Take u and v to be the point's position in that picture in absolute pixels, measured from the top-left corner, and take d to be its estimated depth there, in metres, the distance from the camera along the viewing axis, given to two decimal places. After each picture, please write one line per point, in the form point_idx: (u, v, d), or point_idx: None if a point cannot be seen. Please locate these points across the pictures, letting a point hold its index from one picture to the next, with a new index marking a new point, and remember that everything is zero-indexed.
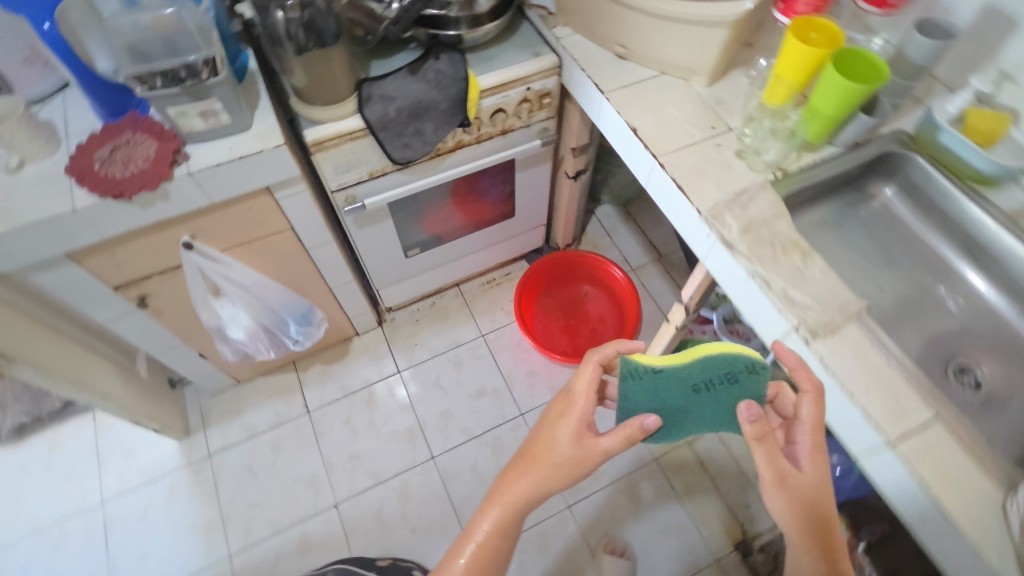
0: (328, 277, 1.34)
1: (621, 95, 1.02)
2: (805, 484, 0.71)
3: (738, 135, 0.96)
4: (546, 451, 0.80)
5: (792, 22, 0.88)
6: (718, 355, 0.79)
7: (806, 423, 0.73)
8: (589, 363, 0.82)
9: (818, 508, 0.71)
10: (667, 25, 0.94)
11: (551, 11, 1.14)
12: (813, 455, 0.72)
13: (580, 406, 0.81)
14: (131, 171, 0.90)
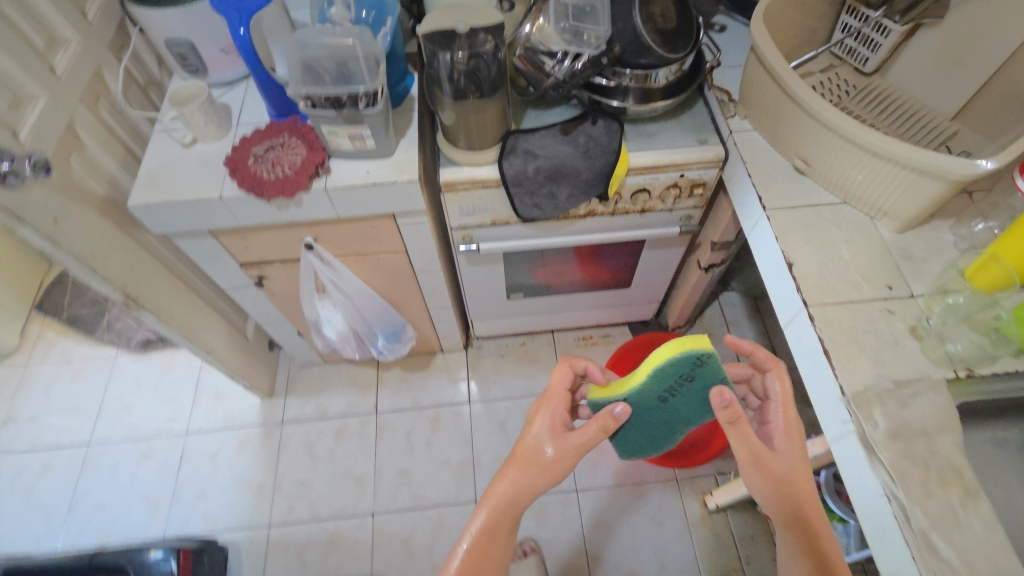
0: (429, 299, 1.34)
1: (787, 218, 0.88)
2: (781, 453, 0.82)
3: (918, 306, 0.79)
4: (527, 448, 0.88)
5: None
6: (662, 364, 0.78)
7: (775, 403, 0.85)
8: (560, 369, 0.90)
9: (797, 481, 0.80)
10: (866, 158, 0.81)
11: (733, 97, 1.02)
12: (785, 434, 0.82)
13: (556, 404, 0.89)
14: (276, 175, 0.94)
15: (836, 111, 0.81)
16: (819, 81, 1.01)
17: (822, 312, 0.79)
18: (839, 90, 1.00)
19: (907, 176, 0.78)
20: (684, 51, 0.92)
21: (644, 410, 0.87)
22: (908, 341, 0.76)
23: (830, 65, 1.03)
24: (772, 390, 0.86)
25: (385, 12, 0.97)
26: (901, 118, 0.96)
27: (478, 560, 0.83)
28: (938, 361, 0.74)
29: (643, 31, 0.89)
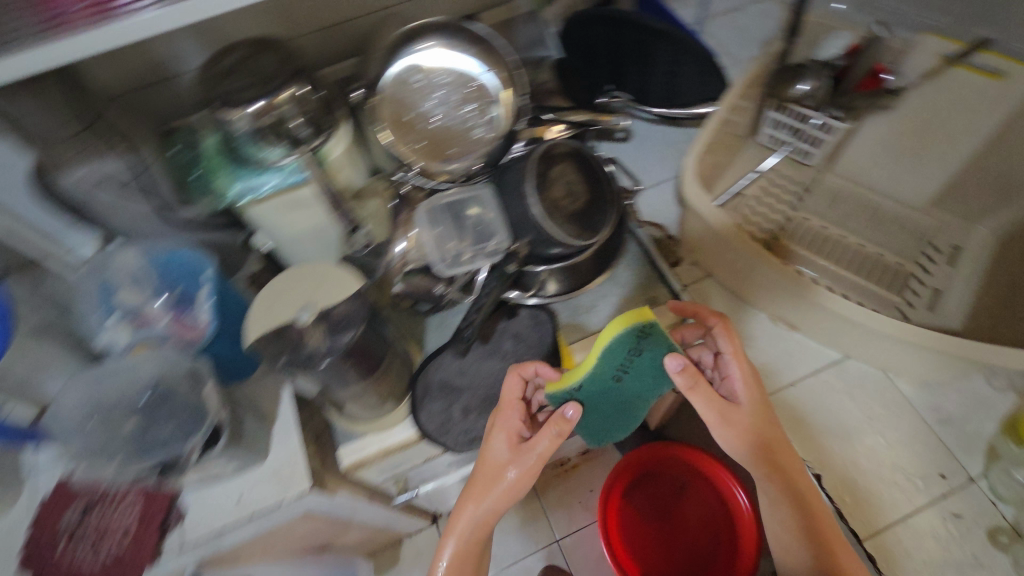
0: (374, 531, 1.07)
1: (790, 404, 0.71)
2: (745, 418, 0.63)
3: (988, 494, 0.65)
4: (488, 476, 0.67)
5: None
6: (611, 340, 0.60)
7: (732, 357, 0.64)
8: (513, 377, 0.68)
9: (772, 440, 0.63)
10: (874, 335, 0.64)
11: (670, 234, 0.85)
12: (747, 384, 0.65)
13: (512, 418, 0.68)
14: (102, 561, 0.62)
15: (830, 294, 0.64)
16: (759, 192, 0.82)
17: (890, 540, 0.64)
18: (784, 195, 0.82)
19: (932, 356, 0.63)
20: (606, 225, 0.70)
21: (597, 401, 0.66)
22: (996, 553, 0.63)
23: (765, 166, 0.83)
24: (722, 346, 0.65)
25: (198, 275, 0.67)
26: (866, 221, 0.80)
27: None
28: None
29: (547, 228, 0.66)
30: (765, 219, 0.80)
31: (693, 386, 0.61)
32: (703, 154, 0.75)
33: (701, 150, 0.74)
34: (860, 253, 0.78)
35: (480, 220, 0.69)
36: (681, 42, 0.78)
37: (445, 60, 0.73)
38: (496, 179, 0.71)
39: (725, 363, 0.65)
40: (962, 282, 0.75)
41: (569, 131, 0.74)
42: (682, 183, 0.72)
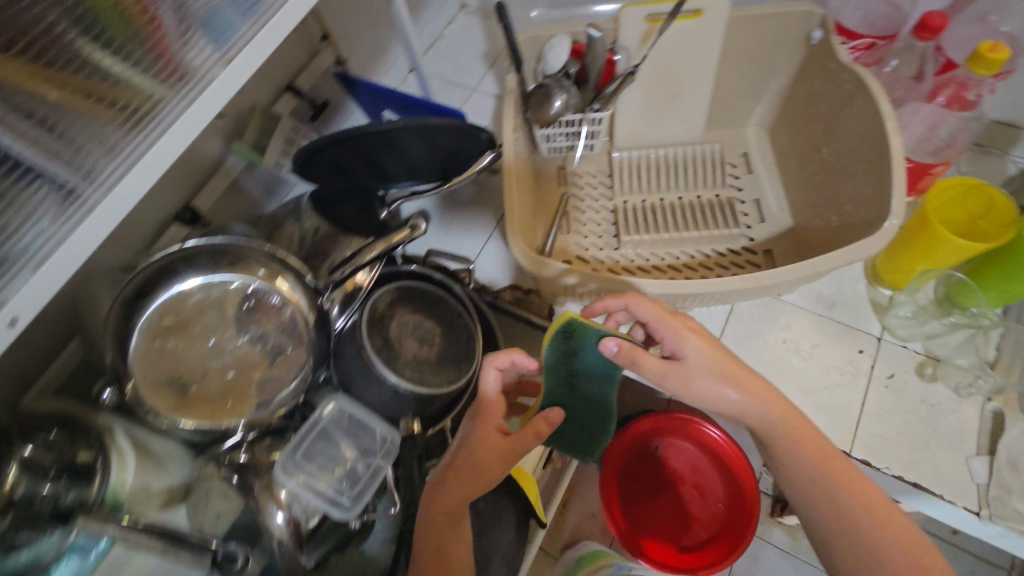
0: None
1: None
2: (692, 372, 0.52)
3: (900, 343, 0.70)
4: (465, 471, 0.51)
5: (946, 187, 0.62)
6: (551, 354, 0.58)
7: (662, 315, 0.54)
8: (489, 371, 0.53)
9: (727, 381, 0.52)
10: (761, 288, 0.62)
11: (527, 286, 0.78)
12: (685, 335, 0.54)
13: (492, 415, 0.53)
14: None
15: (709, 282, 0.60)
16: (573, 201, 0.82)
17: (866, 445, 0.66)
18: (594, 192, 0.82)
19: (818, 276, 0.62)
20: (473, 325, 0.64)
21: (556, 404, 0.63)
22: (934, 388, 0.67)
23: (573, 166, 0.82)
24: (646, 314, 0.55)
25: None
26: (669, 173, 0.82)
27: None
28: (975, 388, 0.66)
29: (426, 390, 0.58)
30: (593, 223, 0.80)
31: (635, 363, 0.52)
32: (512, 202, 0.69)
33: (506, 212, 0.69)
34: (684, 204, 0.80)
35: (354, 423, 0.58)
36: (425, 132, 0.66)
37: (194, 284, 0.52)
38: (338, 367, 0.59)
39: (658, 329, 0.55)
40: (768, 180, 0.80)
41: (377, 266, 0.61)
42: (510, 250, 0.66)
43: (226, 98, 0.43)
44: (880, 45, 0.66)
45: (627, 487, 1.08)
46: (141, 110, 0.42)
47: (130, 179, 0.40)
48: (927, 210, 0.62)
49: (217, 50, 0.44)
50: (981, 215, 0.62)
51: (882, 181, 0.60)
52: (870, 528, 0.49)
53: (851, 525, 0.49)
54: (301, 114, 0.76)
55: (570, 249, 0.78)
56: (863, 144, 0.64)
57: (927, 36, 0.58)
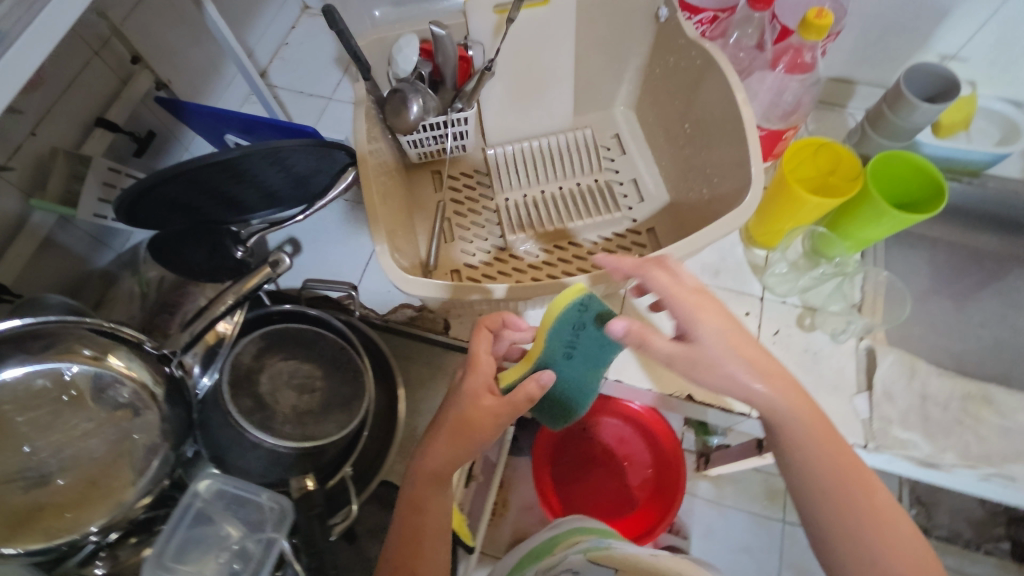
0: None
1: (629, 364, 0.69)
2: (708, 362, 0.46)
3: (778, 299, 0.72)
4: (448, 432, 0.48)
5: (794, 148, 0.65)
6: (559, 317, 0.49)
7: (676, 287, 0.47)
8: (481, 335, 0.51)
9: (738, 365, 0.46)
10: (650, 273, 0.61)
11: (419, 303, 0.73)
12: (708, 318, 0.46)
13: (482, 374, 0.49)
14: None
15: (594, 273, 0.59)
16: (453, 206, 0.78)
17: None
18: (474, 193, 0.79)
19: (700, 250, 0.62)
20: (360, 358, 0.58)
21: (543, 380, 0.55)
22: (815, 336, 0.70)
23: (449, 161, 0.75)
24: (664, 290, 0.47)
25: None
26: (545, 164, 0.80)
27: None
28: (849, 331, 0.70)
29: (314, 443, 0.52)
30: (476, 226, 0.77)
31: (640, 345, 0.47)
32: (376, 212, 0.62)
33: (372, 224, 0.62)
34: (565, 194, 0.78)
35: (235, 499, 0.52)
36: (278, 156, 0.59)
37: (17, 375, 0.44)
38: (207, 439, 0.52)
39: (673, 308, 0.47)
40: (641, 159, 0.80)
41: (240, 312, 0.55)
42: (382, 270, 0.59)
43: None
44: (721, 18, 0.68)
45: (563, 470, 1.08)
46: None
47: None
48: (788, 172, 0.65)
49: None
50: (833, 170, 0.65)
51: (741, 150, 0.61)
52: (869, 524, 0.46)
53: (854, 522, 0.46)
54: (120, 149, 0.66)
55: (456, 257, 0.75)
56: (721, 116, 0.65)
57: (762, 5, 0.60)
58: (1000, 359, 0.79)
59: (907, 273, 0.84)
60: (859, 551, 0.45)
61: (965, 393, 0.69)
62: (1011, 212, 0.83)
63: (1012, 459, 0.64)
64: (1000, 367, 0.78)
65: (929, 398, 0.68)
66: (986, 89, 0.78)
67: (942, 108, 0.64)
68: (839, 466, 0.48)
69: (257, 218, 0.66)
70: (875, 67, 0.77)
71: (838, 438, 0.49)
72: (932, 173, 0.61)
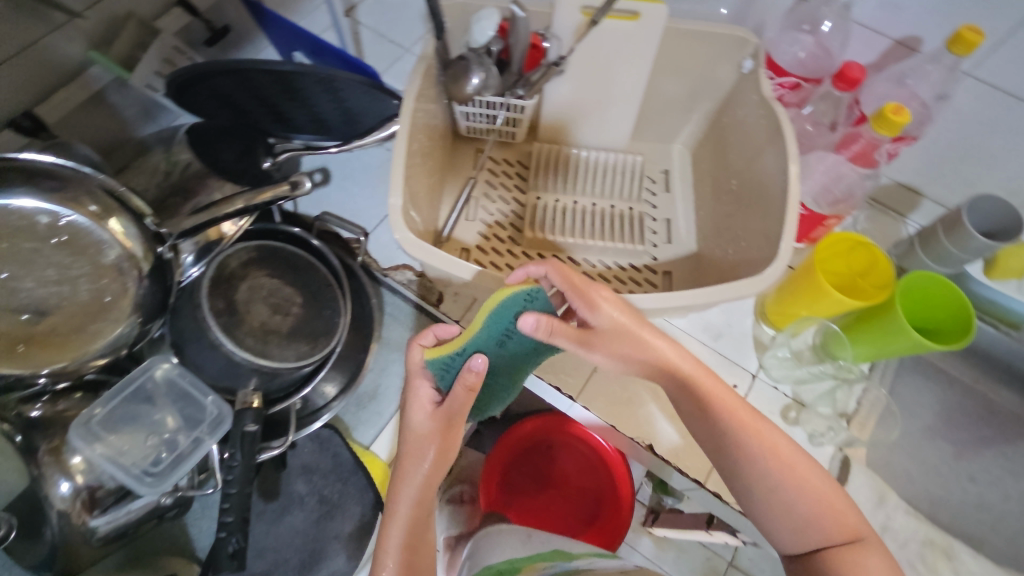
0: None
1: (601, 394, 0.69)
2: (608, 333, 0.54)
3: (769, 381, 0.70)
4: (416, 451, 0.53)
5: (833, 239, 0.63)
6: (505, 307, 0.51)
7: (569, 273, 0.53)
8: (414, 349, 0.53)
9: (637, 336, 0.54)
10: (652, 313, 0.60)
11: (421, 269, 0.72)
12: (604, 296, 0.54)
13: (420, 388, 0.53)
14: None
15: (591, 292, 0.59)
16: (485, 188, 0.78)
17: (719, 479, 0.64)
18: (509, 183, 0.79)
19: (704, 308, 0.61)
20: (342, 300, 0.58)
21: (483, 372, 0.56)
22: (794, 431, 0.67)
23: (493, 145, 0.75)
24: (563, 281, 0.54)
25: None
26: (586, 176, 0.79)
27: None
28: (827, 437, 0.67)
29: (269, 362, 0.53)
30: (501, 214, 0.77)
31: (549, 335, 0.51)
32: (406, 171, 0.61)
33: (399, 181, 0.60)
34: (595, 211, 0.78)
35: (182, 394, 0.53)
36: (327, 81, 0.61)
37: (27, 206, 0.47)
38: (173, 325, 0.54)
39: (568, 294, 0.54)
40: (682, 201, 0.79)
41: (247, 216, 0.55)
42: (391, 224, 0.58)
43: None
44: (805, 87, 0.66)
45: (516, 477, 1.08)
46: None
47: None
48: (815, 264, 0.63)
49: None
50: (863, 274, 0.63)
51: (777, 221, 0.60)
52: (774, 469, 0.52)
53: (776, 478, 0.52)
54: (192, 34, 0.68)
55: (473, 237, 0.75)
56: (769, 182, 0.63)
57: (846, 87, 0.57)
58: (978, 519, 0.75)
59: (912, 402, 0.81)
60: (777, 497, 0.52)
61: (926, 539, 0.66)
62: None
63: None
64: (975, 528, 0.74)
65: (887, 532, 0.65)
66: None
67: (996, 246, 0.62)
68: (742, 426, 0.54)
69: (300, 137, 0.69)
70: (951, 187, 0.73)
71: (729, 396, 0.55)
72: (966, 306, 0.58)
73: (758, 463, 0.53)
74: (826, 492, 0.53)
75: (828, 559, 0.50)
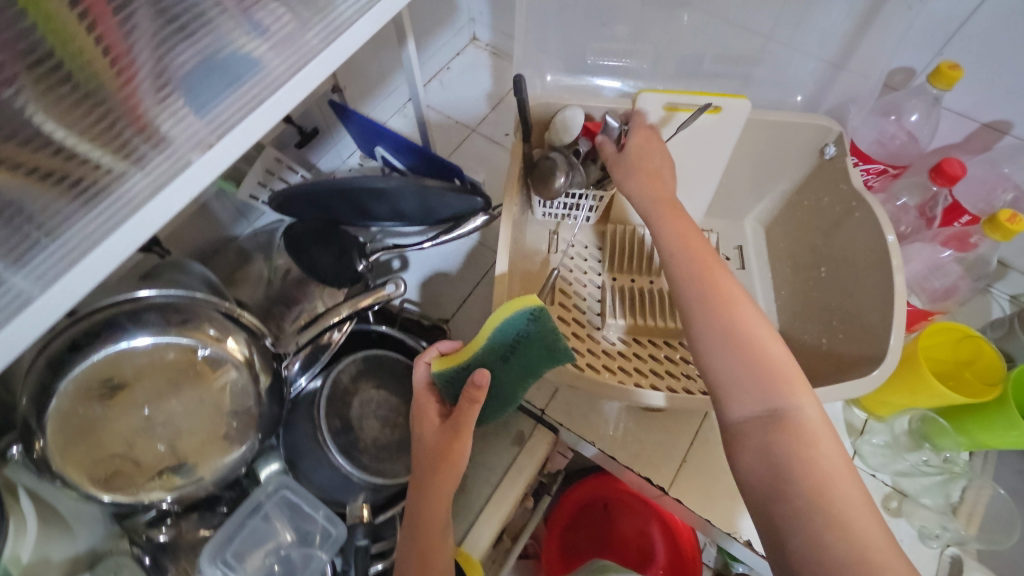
0: None
1: (693, 488, 0.68)
2: (637, 171, 0.58)
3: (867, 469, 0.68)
4: (424, 460, 0.49)
5: (932, 330, 0.62)
6: (508, 322, 0.49)
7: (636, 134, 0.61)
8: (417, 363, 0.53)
9: (640, 191, 0.57)
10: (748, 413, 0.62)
11: None
12: (649, 144, 0.61)
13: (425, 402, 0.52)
14: None
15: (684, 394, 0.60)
16: (563, 271, 0.79)
17: None
18: (584, 265, 0.80)
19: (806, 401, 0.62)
20: None
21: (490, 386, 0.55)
22: (899, 524, 0.65)
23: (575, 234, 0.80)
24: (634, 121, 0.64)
25: None
26: None
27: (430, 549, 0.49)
28: (939, 535, 0.64)
29: (383, 480, 0.54)
30: (580, 295, 0.77)
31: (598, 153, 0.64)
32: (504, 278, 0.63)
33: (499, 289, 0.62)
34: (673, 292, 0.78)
35: (294, 509, 0.54)
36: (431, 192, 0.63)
37: (144, 345, 0.46)
38: (286, 440, 0.55)
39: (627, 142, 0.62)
40: (760, 279, 0.77)
41: (348, 323, 0.58)
42: None
43: (203, 188, 0.38)
44: (891, 173, 0.67)
45: (574, 539, 1.04)
46: (95, 188, 0.35)
47: (79, 272, 0.34)
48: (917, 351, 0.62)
49: (200, 121, 0.38)
50: (967, 366, 0.62)
51: (884, 316, 0.58)
52: (713, 307, 0.47)
53: (744, 360, 0.44)
54: (286, 139, 0.72)
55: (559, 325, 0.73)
56: (866, 272, 0.62)
57: (946, 182, 0.57)
58: None
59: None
60: (725, 353, 0.45)
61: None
62: None
63: None
64: None
65: None
66: None
67: None
68: (713, 288, 0.48)
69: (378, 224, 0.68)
70: None
71: (712, 257, 0.50)
72: None
73: (713, 315, 0.47)
74: (764, 338, 0.45)
75: (759, 438, 0.42)
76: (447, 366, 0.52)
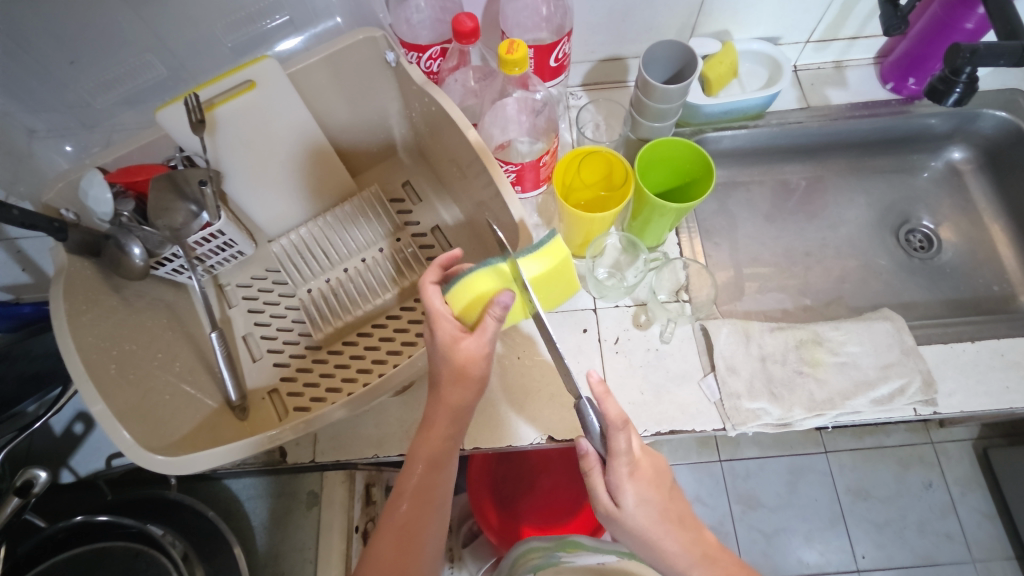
0: None
1: (482, 425, 0.65)
2: (644, 539, 0.46)
3: (605, 306, 0.71)
4: (448, 382, 0.49)
5: (575, 157, 0.64)
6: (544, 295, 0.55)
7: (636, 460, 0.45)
8: (432, 288, 0.49)
9: (633, 495, 0.45)
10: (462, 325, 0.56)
11: (241, 420, 0.63)
12: (636, 485, 0.45)
13: (448, 324, 0.48)
14: None
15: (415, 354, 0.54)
16: (252, 318, 0.71)
17: None
18: (273, 295, 0.72)
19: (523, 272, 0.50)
20: (172, 551, 0.58)
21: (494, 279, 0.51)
22: (650, 331, 0.70)
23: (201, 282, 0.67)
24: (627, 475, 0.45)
25: None
26: (342, 238, 0.74)
27: (413, 532, 0.48)
28: (680, 316, 0.70)
29: None
30: (285, 329, 0.70)
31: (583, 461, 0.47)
32: (122, 394, 0.52)
33: (118, 399, 0.52)
34: (369, 265, 0.73)
35: None
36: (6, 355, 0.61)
37: None
38: None
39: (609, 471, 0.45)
40: (438, 201, 0.76)
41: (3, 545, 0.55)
42: (145, 462, 0.50)
43: None
44: (451, 49, 0.66)
45: (505, 467, 0.98)
46: None
47: None
48: (561, 194, 0.65)
49: None
50: (614, 175, 0.64)
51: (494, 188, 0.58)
52: None
53: None
54: None
55: (275, 371, 0.67)
56: (473, 161, 0.60)
57: (470, 38, 0.57)
58: (831, 285, 0.83)
59: (734, 229, 0.87)
60: None
61: (798, 342, 0.70)
62: (800, 142, 0.87)
63: (850, 395, 0.67)
64: (825, 290, 0.83)
65: (770, 357, 0.69)
66: (741, 33, 0.81)
67: (689, 84, 0.63)
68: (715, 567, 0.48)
69: (29, 402, 0.63)
70: (630, 42, 0.77)
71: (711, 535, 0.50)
72: (704, 151, 0.62)
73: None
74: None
75: None
76: (560, 255, 0.49)
